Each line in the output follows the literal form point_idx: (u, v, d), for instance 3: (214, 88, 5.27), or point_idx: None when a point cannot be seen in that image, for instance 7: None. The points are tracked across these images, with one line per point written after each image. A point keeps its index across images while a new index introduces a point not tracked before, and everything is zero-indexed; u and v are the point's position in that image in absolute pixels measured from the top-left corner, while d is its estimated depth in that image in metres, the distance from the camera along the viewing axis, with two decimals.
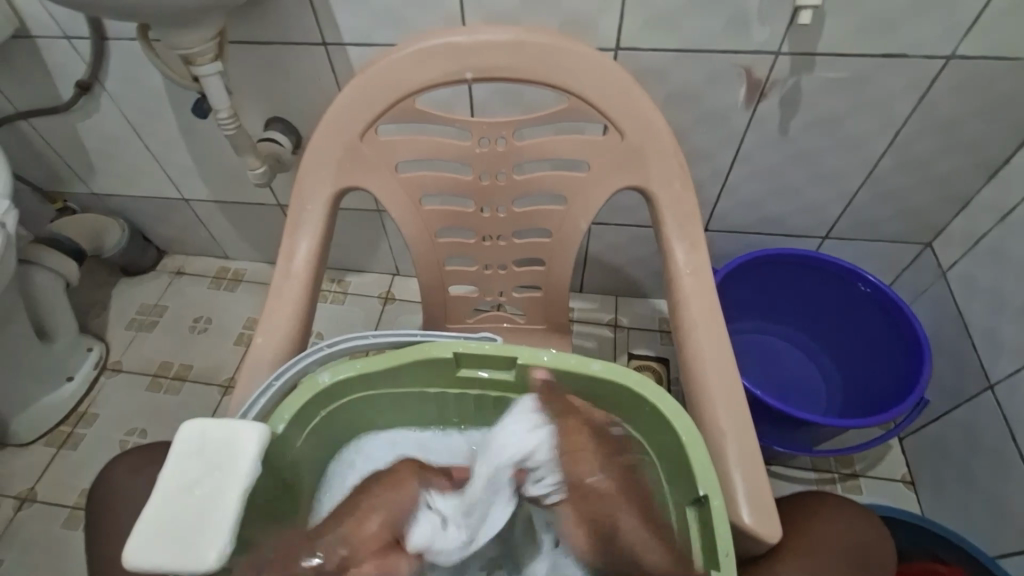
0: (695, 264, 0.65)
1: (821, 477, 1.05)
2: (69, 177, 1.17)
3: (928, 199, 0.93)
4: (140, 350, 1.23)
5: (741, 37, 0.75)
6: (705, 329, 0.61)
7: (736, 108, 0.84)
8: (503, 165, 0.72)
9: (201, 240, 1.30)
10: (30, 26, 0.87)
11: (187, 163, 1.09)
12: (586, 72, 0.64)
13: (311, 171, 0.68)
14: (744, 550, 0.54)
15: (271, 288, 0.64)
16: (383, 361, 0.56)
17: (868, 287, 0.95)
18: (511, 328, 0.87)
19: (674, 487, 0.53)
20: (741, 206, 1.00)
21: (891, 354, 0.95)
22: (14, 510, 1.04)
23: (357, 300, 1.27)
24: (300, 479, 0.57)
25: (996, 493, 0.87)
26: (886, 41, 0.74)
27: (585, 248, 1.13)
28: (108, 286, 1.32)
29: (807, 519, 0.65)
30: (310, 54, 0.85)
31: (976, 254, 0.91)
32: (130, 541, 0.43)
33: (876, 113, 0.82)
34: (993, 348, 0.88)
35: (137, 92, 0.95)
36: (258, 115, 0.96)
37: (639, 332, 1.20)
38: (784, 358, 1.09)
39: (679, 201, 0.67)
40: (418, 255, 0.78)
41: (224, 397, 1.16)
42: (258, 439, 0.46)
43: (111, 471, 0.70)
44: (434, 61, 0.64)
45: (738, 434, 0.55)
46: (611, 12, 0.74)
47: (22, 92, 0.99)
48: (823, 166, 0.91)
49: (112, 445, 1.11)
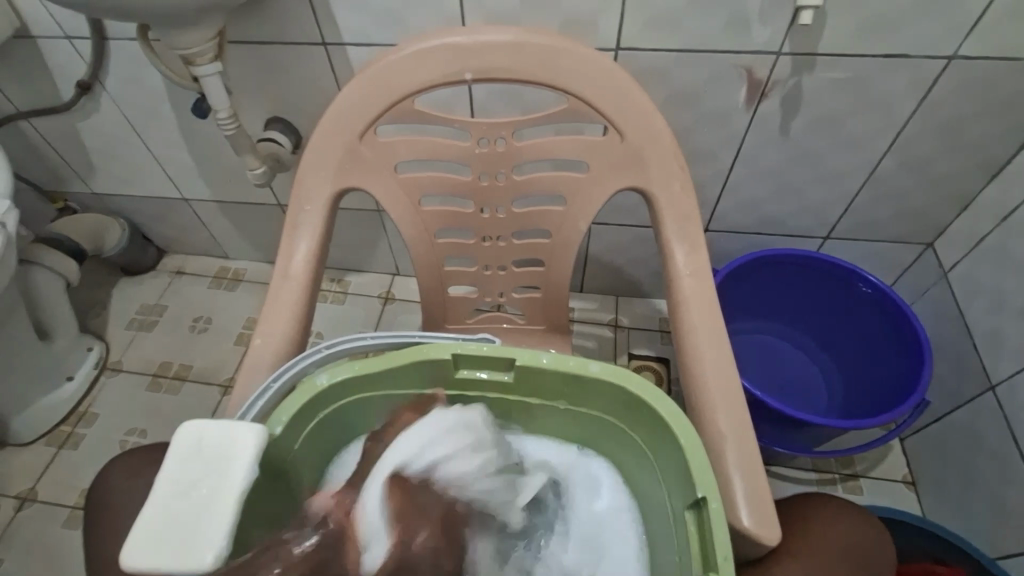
0: (695, 265, 0.65)
1: (822, 478, 1.04)
2: (70, 177, 1.17)
3: (930, 199, 0.93)
4: (140, 350, 1.23)
5: (742, 37, 0.75)
6: (704, 331, 0.61)
7: (737, 109, 0.84)
8: (502, 166, 0.72)
9: (202, 239, 1.30)
10: (29, 26, 0.87)
11: (187, 163, 1.09)
12: (586, 73, 0.64)
13: (309, 172, 0.67)
14: (742, 553, 0.54)
15: (270, 289, 0.64)
16: (381, 363, 0.56)
17: (868, 287, 0.95)
18: (510, 329, 0.87)
19: (673, 488, 0.53)
20: (742, 207, 1.00)
21: (892, 355, 0.95)
22: (14, 509, 1.04)
23: (357, 300, 1.27)
24: (298, 481, 0.57)
25: (997, 495, 0.87)
26: (887, 41, 0.73)
27: (585, 248, 1.13)
28: (108, 286, 1.32)
29: (805, 520, 0.65)
30: (310, 54, 0.85)
31: (978, 255, 0.91)
32: (128, 543, 0.43)
33: (878, 114, 0.82)
34: (994, 349, 0.87)
35: (137, 91, 0.95)
36: (258, 115, 0.96)
37: (639, 332, 1.20)
38: (785, 359, 1.09)
39: (678, 201, 0.66)
40: (417, 256, 0.77)
41: (224, 397, 1.16)
42: (256, 441, 0.46)
43: (110, 472, 0.70)
44: (433, 62, 0.64)
45: (737, 436, 0.55)
46: (611, 12, 0.74)
47: (22, 91, 0.99)
48: (824, 167, 0.91)
49: (112, 444, 1.11)
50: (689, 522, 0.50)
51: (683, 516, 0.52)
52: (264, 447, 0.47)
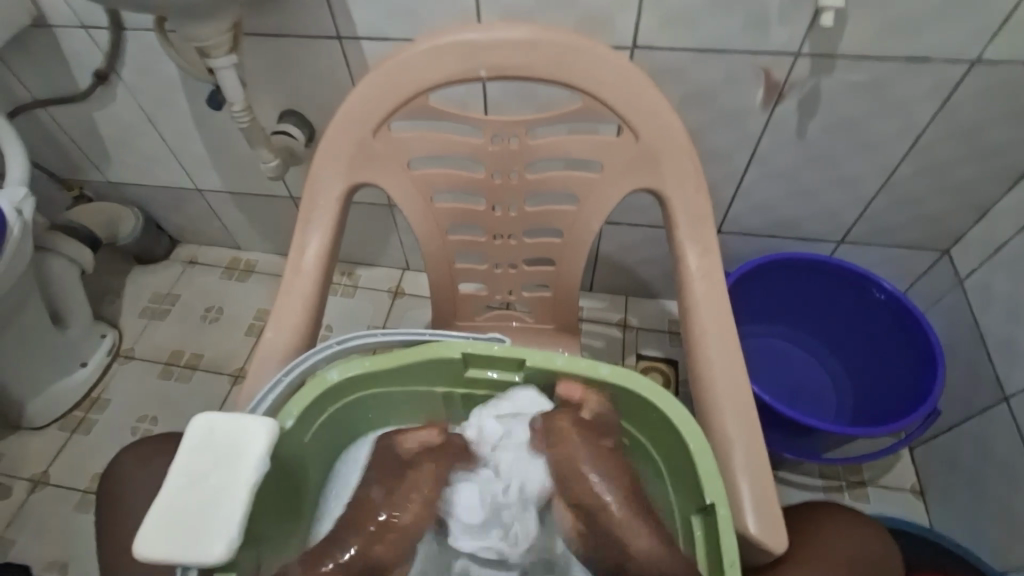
0: (707, 268, 0.64)
1: (830, 485, 1.04)
2: (86, 165, 1.18)
3: (946, 206, 0.92)
4: (152, 338, 1.24)
5: (758, 38, 0.74)
6: (716, 335, 0.61)
7: (754, 109, 0.83)
8: (514, 164, 0.71)
9: (214, 230, 1.31)
10: (49, 16, 0.88)
11: (200, 154, 1.10)
12: (601, 73, 0.63)
13: (322, 168, 0.67)
14: (747, 561, 0.54)
15: (282, 282, 0.64)
16: (392, 361, 0.56)
17: (883, 294, 0.94)
18: (520, 327, 0.87)
19: (681, 493, 0.53)
20: (756, 208, 0.99)
21: (906, 363, 0.94)
22: (27, 492, 1.06)
23: (366, 294, 1.27)
24: (306, 475, 0.57)
25: (1007, 505, 0.86)
26: (910, 43, 0.72)
27: (595, 247, 1.13)
28: (121, 273, 1.33)
29: (804, 549, 0.63)
30: (325, 48, 0.85)
31: (996, 263, 0.89)
32: (141, 530, 0.43)
33: (897, 117, 0.81)
34: (1010, 359, 0.86)
35: (154, 82, 0.96)
36: (271, 107, 0.96)
37: (648, 332, 1.20)
38: (794, 364, 1.08)
39: (691, 203, 0.66)
40: (428, 253, 0.77)
41: (234, 387, 1.17)
42: (267, 438, 0.46)
43: (124, 461, 0.71)
44: (447, 58, 0.63)
45: (745, 441, 0.54)
46: (627, 11, 0.73)
47: (40, 79, 0.99)
48: (842, 171, 0.90)
49: (123, 431, 1.12)
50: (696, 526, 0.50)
51: (690, 521, 0.52)
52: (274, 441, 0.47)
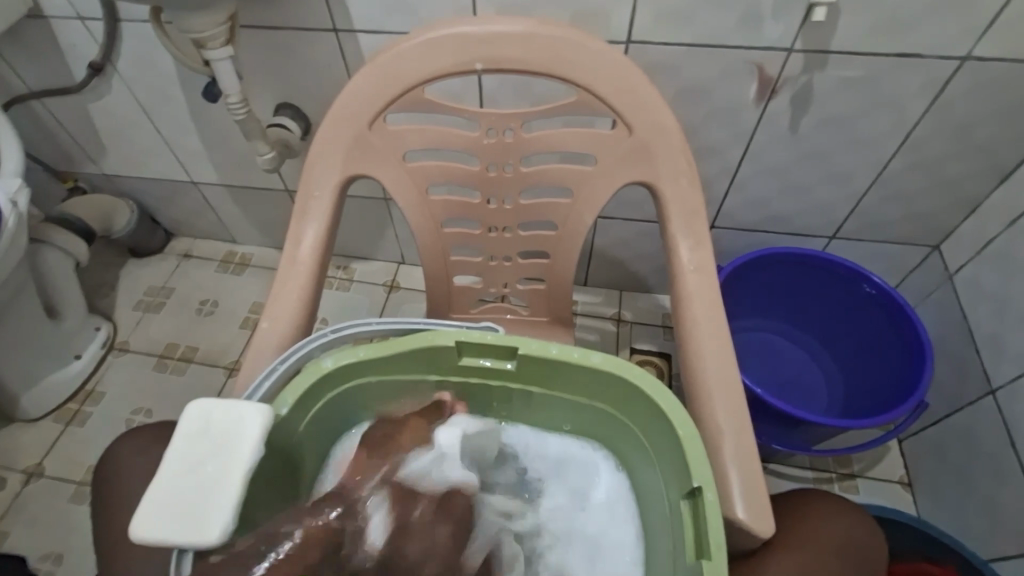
0: (700, 261, 0.65)
1: (819, 477, 1.05)
2: (81, 157, 1.18)
3: (936, 202, 0.93)
4: (146, 331, 1.24)
5: (753, 33, 0.75)
6: (706, 326, 0.61)
7: (746, 105, 0.84)
8: (509, 157, 0.72)
9: (210, 223, 1.31)
10: (44, 6, 0.88)
11: (196, 147, 1.10)
12: (595, 66, 0.64)
13: (319, 158, 0.68)
14: (734, 546, 0.55)
15: (278, 272, 0.65)
16: (387, 350, 0.57)
17: (872, 288, 0.95)
18: (513, 320, 0.87)
19: (670, 479, 0.54)
20: (748, 204, 1.00)
21: (895, 358, 0.95)
22: (21, 484, 1.06)
23: (362, 287, 1.27)
24: (299, 462, 0.58)
25: (993, 497, 0.87)
26: (899, 40, 0.73)
27: (590, 241, 1.13)
28: (116, 267, 1.33)
29: (793, 534, 0.64)
30: (321, 39, 0.85)
31: (984, 259, 0.91)
32: (137, 515, 0.44)
33: (888, 114, 0.82)
34: (997, 354, 0.87)
35: (150, 74, 0.96)
36: (267, 100, 0.96)
37: (642, 326, 1.21)
38: (785, 357, 1.10)
39: (685, 195, 0.66)
40: (424, 245, 0.78)
41: (229, 379, 1.18)
42: (264, 424, 0.47)
43: (120, 451, 0.72)
44: (444, 52, 0.64)
45: (736, 431, 0.55)
46: (622, 6, 0.74)
47: (35, 71, 0.99)
48: (833, 166, 0.91)
49: (118, 423, 1.13)
50: (683, 512, 0.50)
51: (679, 506, 0.52)
52: (270, 427, 0.48)
